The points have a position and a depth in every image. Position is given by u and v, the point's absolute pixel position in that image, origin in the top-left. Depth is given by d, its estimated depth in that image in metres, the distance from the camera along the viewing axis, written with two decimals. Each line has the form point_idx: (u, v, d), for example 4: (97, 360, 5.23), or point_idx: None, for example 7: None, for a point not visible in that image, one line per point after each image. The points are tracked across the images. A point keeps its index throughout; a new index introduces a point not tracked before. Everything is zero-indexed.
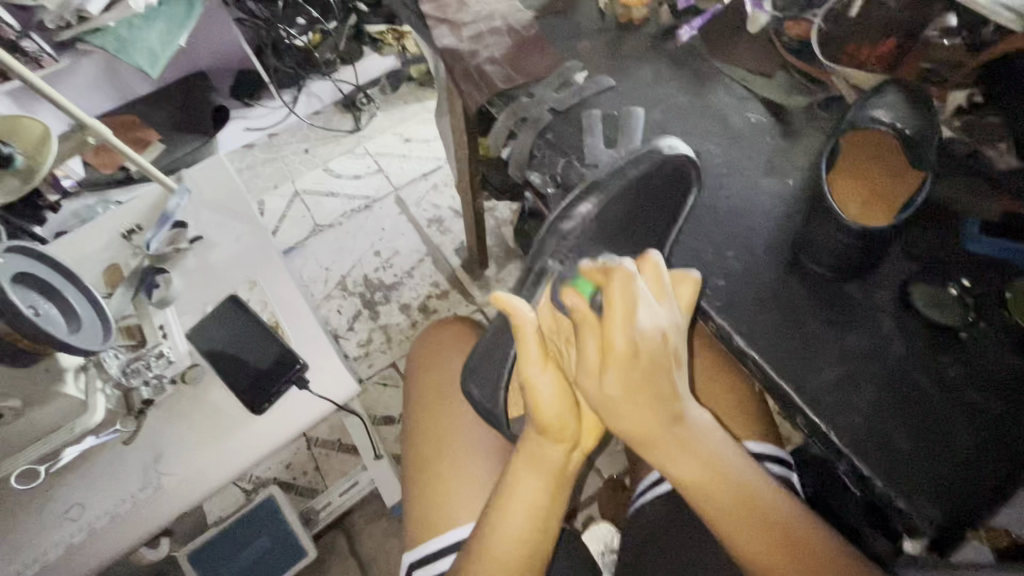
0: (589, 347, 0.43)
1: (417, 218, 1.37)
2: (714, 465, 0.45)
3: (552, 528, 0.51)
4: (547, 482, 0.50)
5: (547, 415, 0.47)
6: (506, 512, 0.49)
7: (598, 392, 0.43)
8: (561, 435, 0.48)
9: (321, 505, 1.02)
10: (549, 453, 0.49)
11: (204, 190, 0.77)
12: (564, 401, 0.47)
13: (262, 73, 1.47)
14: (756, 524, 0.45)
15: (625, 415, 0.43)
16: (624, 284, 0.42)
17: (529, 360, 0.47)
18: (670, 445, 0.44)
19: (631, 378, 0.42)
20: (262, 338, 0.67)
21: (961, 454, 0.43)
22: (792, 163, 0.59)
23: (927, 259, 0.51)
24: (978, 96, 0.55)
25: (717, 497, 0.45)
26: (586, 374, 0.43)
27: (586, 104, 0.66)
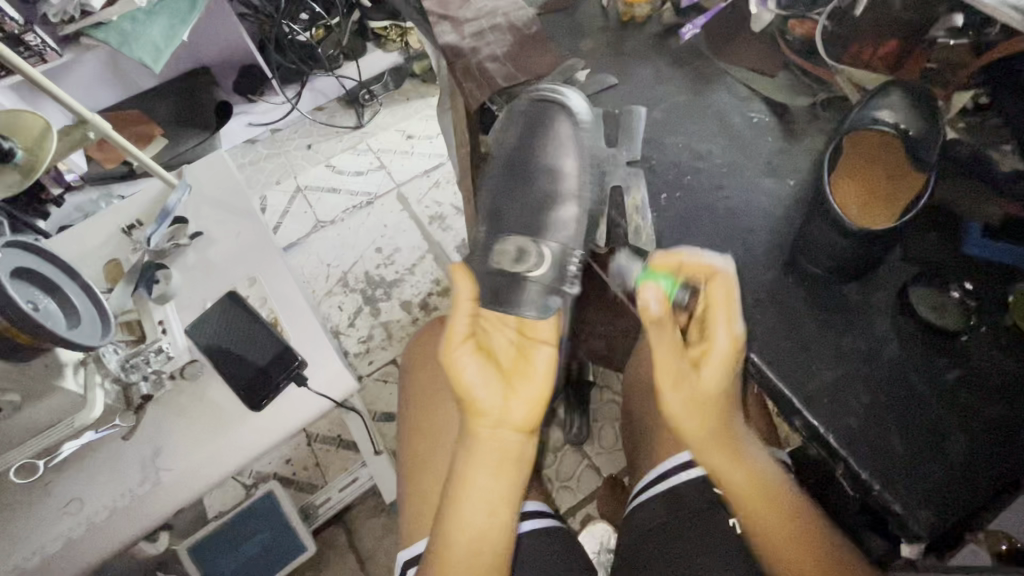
0: (666, 351, 0.46)
1: (419, 215, 1.37)
2: (748, 472, 0.50)
3: (509, 509, 0.52)
4: (490, 469, 0.51)
5: (471, 387, 0.50)
6: (457, 501, 0.51)
7: (694, 391, 0.47)
8: (487, 416, 0.50)
9: (320, 501, 1.02)
10: (481, 436, 0.50)
11: (204, 186, 0.76)
12: (487, 378, 0.50)
13: (265, 68, 1.46)
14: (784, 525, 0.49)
15: (701, 414, 0.47)
16: (720, 286, 0.47)
17: (457, 331, 0.52)
18: (727, 442, 0.49)
19: (729, 378, 0.46)
20: (261, 334, 0.66)
21: (957, 459, 0.42)
22: (794, 163, 0.59)
23: (926, 261, 0.50)
24: (982, 97, 0.55)
25: (755, 495, 0.50)
26: (683, 376, 0.47)
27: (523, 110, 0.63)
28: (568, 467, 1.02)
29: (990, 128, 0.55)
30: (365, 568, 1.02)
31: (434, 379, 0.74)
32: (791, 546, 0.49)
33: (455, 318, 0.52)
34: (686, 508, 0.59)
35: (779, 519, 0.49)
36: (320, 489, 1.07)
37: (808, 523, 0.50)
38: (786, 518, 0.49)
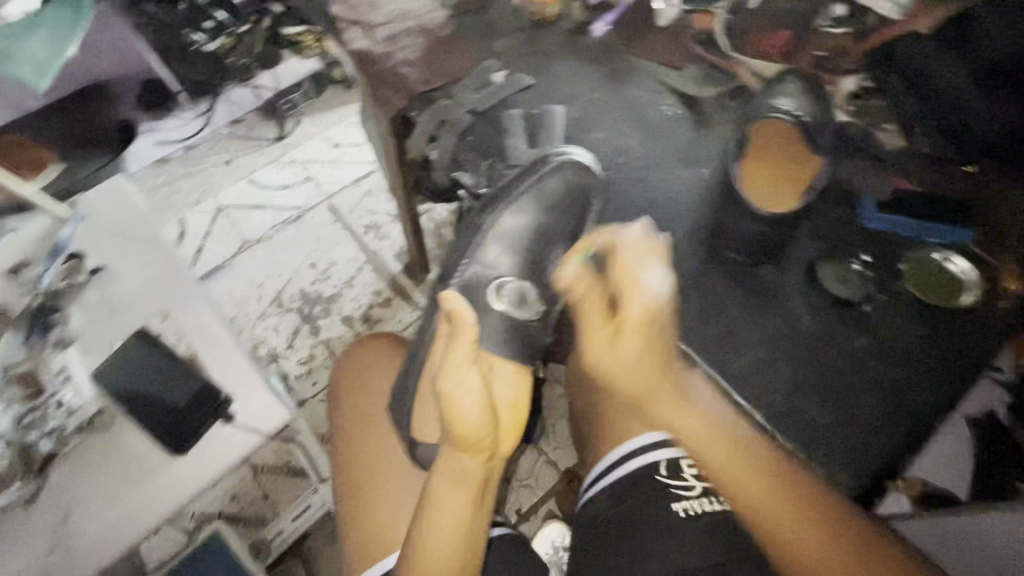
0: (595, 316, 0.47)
1: (353, 225, 1.33)
2: (730, 448, 0.44)
3: (481, 534, 0.52)
4: (467, 496, 0.51)
5: (461, 416, 0.49)
6: (432, 531, 0.50)
7: (611, 355, 0.45)
8: (480, 443, 0.50)
9: (272, 534, 0.99)
10: (467, 462, 0.51)
11: (102, 215, 0.69)
12: (479, 405, 0.49)
13: (171, 82, 1.37)
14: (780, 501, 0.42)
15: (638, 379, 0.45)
16: (623, 255, 0.48)
17: (456, 364, 0.50)
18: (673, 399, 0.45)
19: (649, 336, 0.44)
20: (176, 372, 0.60)
21: (869, 422, 0.46)
22: (706, 153, 0.61)
23: (830, 239, 0.53)
24: (866, 82, 0.59)
25: (721, 457, 0.44)
26: (601, 341, 0.46)
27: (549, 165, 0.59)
28: (525, 466, 1.02)
29: (874, 111, 0.58)
30: None
31: (369, 400, 0.72)
32: (796, 517, 0.42)
33: (458, 346, 0.51)
34: (639, 495, 0.55)
35: (774, 485, 0.43)
36: (271, 521, 1.01)
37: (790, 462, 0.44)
38: (783, 485, 0.43)
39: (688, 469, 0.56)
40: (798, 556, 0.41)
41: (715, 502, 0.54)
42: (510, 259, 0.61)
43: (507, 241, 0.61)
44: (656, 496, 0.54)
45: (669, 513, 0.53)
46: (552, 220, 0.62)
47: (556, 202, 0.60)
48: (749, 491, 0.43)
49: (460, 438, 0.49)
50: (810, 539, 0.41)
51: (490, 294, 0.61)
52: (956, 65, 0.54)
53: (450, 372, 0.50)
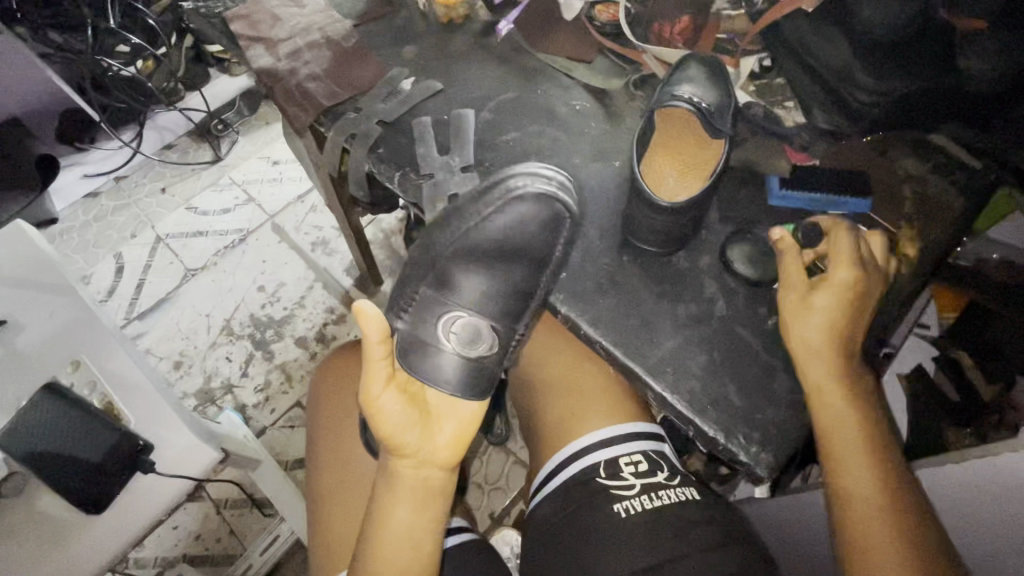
0: (793, 274, 0.48)
1: (299, 243, 1.29)
2: (854, 403, 0.44)
3: (434, 542, 0.50)
4: (412, 503, 0.50)
5: (388, 425, 0.49)
6: (377, 542, 0.48)
7: (809, 340, 0.45)
8: (409, 450, 0.50)
9: (240, 569, 0.95)
10: (399, 471, 0.50)
11: (2, 264, 0.64)
12: (406, 413, 0.50)
13: (91, 110, 1.30)
14: (863, 457, 0.43)
15: (819, 331, 0.45)
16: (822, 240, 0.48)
17: (375, 379, 0.49)
18: (833, 365, 0.44)
19: (843, 311, 0.45)
20: (92, 428, 0.56)
21: (783, 397, 0.46)
22: (618, 145, 0.61)
23: (738, 219, 0.54)
24: (766, 61, 0.61)
25: (840, 457, 0.43)
26: (795, 301, 0.47)
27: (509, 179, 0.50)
28: (495, 469, 1.02)
29: (776, 88, 0.60)
30: None
31: (334, 418, 0.70)
32: (862, 516, 0.42)
33: (372, 365, 0.49)
34: (576, 497, 0.54)
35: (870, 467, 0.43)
36: (238, 556, 0.99)
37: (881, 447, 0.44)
38: (869, 471, 0.43)
39: (626, 468, 0.55)
40: (853, 524, 0.42)
41: (655, 499, 0.53)
42: (468, 288, 0.52)
43: (465, 268, 0.52)
44: (591, 499, 0.53)
45: (608, 515, 0.52)
46: (520, 246, 0.51)
47: (525, 226, 0.50)
48: (842, 448, 0.43)
49: (392, 445, 0.50)
50: (880, 537, 0.41)
51: (439, 331, 0.52)
52: (838, 39, 0.55)
53: (370, 389, 0.49)
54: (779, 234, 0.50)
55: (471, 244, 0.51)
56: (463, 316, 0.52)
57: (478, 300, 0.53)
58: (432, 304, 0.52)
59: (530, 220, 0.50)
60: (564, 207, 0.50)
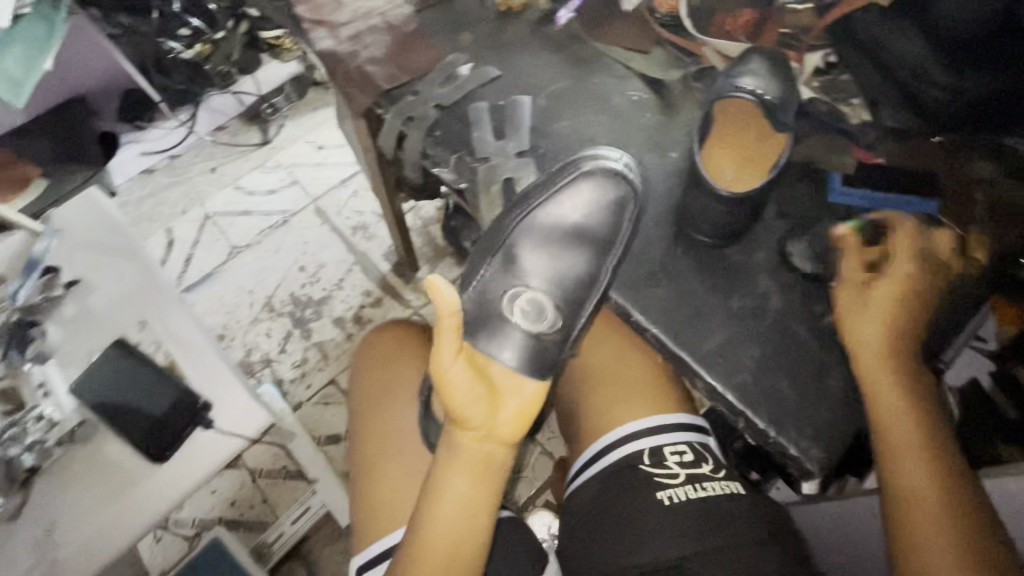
0: (851, 270, 0.48)
1: (340, 227, 1.32)
2: (913, 397, 0.43)
3: (489, 516, 0.50)
4: (470, 473, 0.50)
5: (456, 396, 0.49)
6: (434, 512, 0.48)
7: (868, 335, 0.45)
8: (471, 421, 0.50)
9: (273, 538, 0.99)
10: (461, 441, 0.50)
11: (76, 227, 0.68)
12: (472, 388, 0.50)
13: (150, 91, 1.36)
14: (921, 454, 0.42)
15: (871, 322, 0.45)
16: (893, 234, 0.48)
17: (444, 347, 0.49)
18: (893, 358, 0.44)
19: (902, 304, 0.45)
20: (157, 381, 0.59)
21: (839, 395, 0.46)
22: (674, 136, 0.61)
23: (799, 215, 0.53)
24: (831, 57, 0.59)
25: (897, 451, 0.42)
26: (856, 290, 0.46)
27: (576, 166, 0.55)
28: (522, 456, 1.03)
29: (842, 85, 0.58)
30: None
31: (381, 389, 0.71)
32: (919, 513, 0.40)
33: (442, 339, 0.49)
34: (620, 482, 0.56)
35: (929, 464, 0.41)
36: (271, 525, 1.02)
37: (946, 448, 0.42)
38: (930, 468, 0.41)
39: (671, 457, 0.56)
40: (908, 520, 0.40)
41: (699, 489, 0.54)
42: (534, 265, 0.55)
43: (530, 245, 0.55)
44: (637, 483, 0.55)
45: (651, 501, 0.53)
46: (581, 231, 0.55)
47: (587, 213, 0.55)
48: (900, 444, 0.42)
49: (456, 416, 0.50)
50: (940, 535, 0.39)
51: (503, 302, 0.54)
52: (910, 31, 0.53)
53: (440, 360, 0.49)
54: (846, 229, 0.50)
55: (539, 227, 0.55)
56: (525, 290, 0.54)
57: (540, 275, 0.55)
58: (500, 278, 0.55)
59: (591, 206, 0.54)
60: (625, 190, 0.54)
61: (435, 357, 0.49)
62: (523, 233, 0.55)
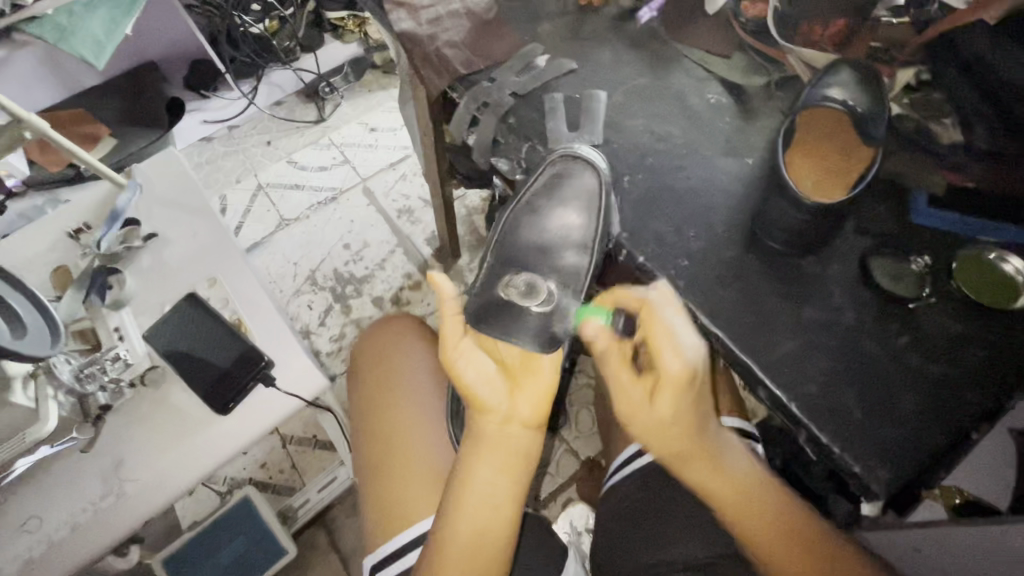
0: (623, 377, 0.50)
1: (386, 209, 1.33)
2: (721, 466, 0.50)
3: (512, 502, 0.52)
4: (497, 460, 0.51)
5: (470, 383, 0.52)
6: (463, 494, 0.51)
7: (653, 415, 0.48)
8: (492, 406, 0.51)
9: (298, 503, 0.96)
10: (485, 427, 0.52)
11: (155, 185, 0.72)
12: (486, 376, 0.52)
13: (219, 63, 1.37)
14: (748, 508, 0.49)
15: (665, 436, 0.49)
16: (650, 316, 0.49)
17: (452, 343, 0.53)
18: (695, 438, 0.49)
19: (685, 393, 0.48)
20: (223, 336, 0.64)
21: (909, 418, 0.45)
22: (750, 143, 0.60)
23: (880, 232, 0.52)
24: (925, 74, 0.57)
25: (737, 506, 0.49)
26: (636, 401, 0.49)
27: (553, 163, 0.61)
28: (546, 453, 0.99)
29: (933, 104, 0.56)
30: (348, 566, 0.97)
31: (392, 378, 0.73)
32: (783, 548, 0.48)
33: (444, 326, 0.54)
34: (662, 481, 0.59)
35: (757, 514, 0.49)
36: (297, 490, 1.01)
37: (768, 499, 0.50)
38: (763, 515, 0.49)
39: None
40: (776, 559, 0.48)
41: None
42: (527, 252, 0.63)
43: (523, 238, 0.63)
44: (680, 484, 0.59)
45: (694, 502, 0.57)
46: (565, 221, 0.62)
47: (568, 199, 0.61)
48: (723, 501, 0.49)
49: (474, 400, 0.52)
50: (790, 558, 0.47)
51: (500, 288, 0.59)
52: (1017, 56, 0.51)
53: (448, 345, 0.53)
54: (592, 332, 0.53)
55: (529, 223, 0.63)
56: (524, 271, 0.61)
57: (534, 260, 0.62)
58: (502, 265, 0.63)
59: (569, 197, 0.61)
60: (597, 173, 0.59)
61: (444, 347, 0.53)
62: (513, 228, 0.63)
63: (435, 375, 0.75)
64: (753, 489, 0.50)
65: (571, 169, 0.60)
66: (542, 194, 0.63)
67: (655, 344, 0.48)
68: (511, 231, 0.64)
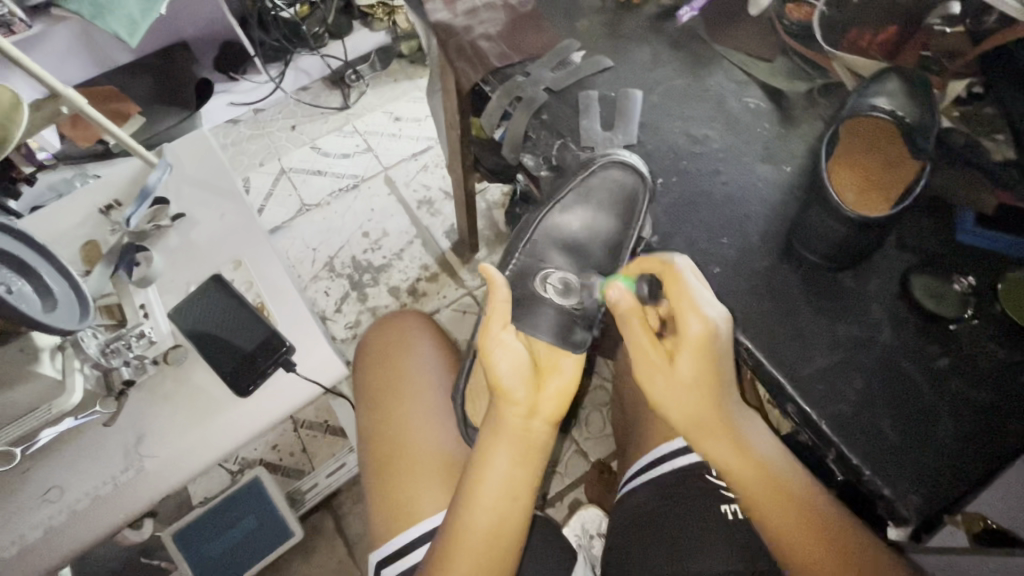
0: (643, 340, 0.49)
1: (406, 199, 1.33)
2: (743, 445, 0.49)
3: (525, 498, 0.51)
4: (512, 453, 0.51)
5: (502, 374, 0.52)
6: (477, 488, 0.50)
7: (672, 378, 0.48)
8: (514, 397, 0.51)
9: (307, 486, 0.97)
10: (505, 420, 0.51)
11: (186, 166, 0.73)
12: (517, 367, 0.53)
13: (249, 47, 1.37)
14: (774, 499, 0.48)
15: (685, 403, 0.47)
16: (679, 281, 0.48)
17: (493, 323, 0.55)
18: (718, 412, 0.48)
19: (709, 360, 0.47)
20: (247, 319, 0.65)
21: (946, 445, 0.43)
22: (790, 150, 0.58)
23: (922, 249, 0.51)
24: (977, 87, 0.55)
25: (762, 492, 0.48)
26: (658, 368, 0.48)
27: (596, 164, 0.59)
28: (557, 452, 0.99)
29: (986, 118, 0.55)
30: (353, 554, 0.96)
31: (399, 374, 0.73)
32: (815, 546, 0.46)
33: (493, 307, 0.55)
34: (679, 492, 0.58)
35: (786, 509, 0.48)
36: (307, 474, 0.99)
37: (802, 498, 0.49)
38: (794, 507, 0.48)
39: None
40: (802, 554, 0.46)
41: None
42: (557, 251, 0.64)
43: (556, 239, 0.63)
44: (699, 494, 0.58)
45: (715, 513, 0.56)
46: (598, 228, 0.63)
47: (604, 205, 0.61)
48: (750, 484, 0.48)
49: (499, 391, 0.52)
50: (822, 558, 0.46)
51: (537, 284, 0.61)
52: None
53: (491, 329, 0.54)
54: (615, 295, 0.51)
55: (562, 223, 0.63)
56: (556, 271, 0.63)
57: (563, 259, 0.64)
58: (533, 261, 0.63)
59: (608, 202, 0.60)
60: (640, 181, 0.58)
61: (484, 327, 0.55)
62: (546, 225, 0.63)
63: (444, 372, 0.74)
64: (783, 478, 0.49)
65: (608, 168, 0.59)
66: (580, 196, 0.62)
67: (677, 305, 0.47)
68: (545, 230, 0.63)
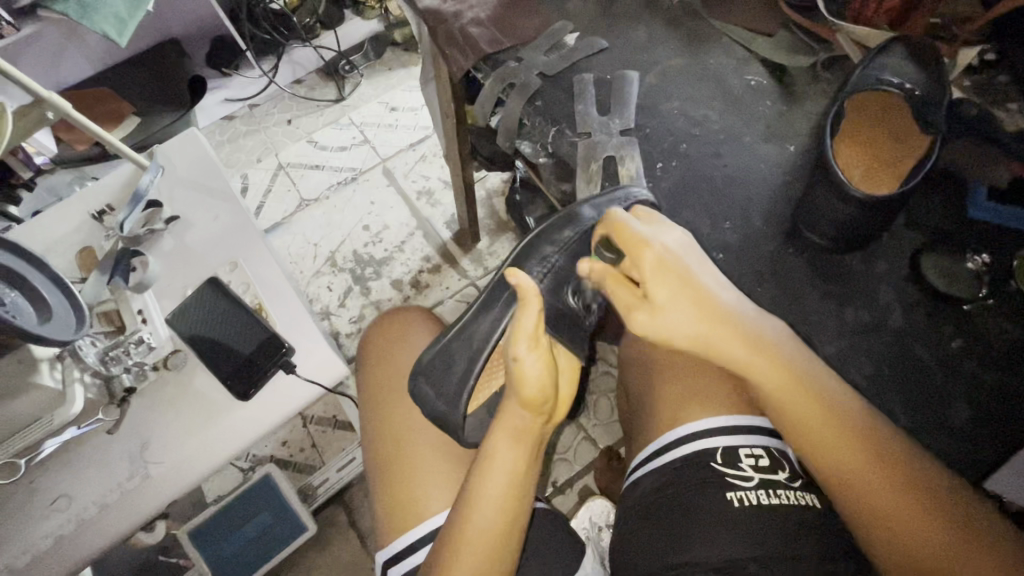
0: (619, 293, 0.47)
1: (406, 190, 1.32)
2: (766, 350, 0.45)
3: (529, 494, 0.52)
4: (518, 449, 0.51)
5: (530, 383, 0.50)
6: (480, 488, 0.50)
7: (654, 312, 0.45)
8: (543, 403, 0.51)
9: (318, 482, 0.95)
10: (521, 418, 0.52)
11: (177, 166, 0.72)
12: (545, 369, 0.51)
13: (240, 40, 1.35)
14: (812, 407, 0.44)
15: (676, 326, 0.45)
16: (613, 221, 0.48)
17: (522, 335, 0.50)
18: (731, 328, 0.45)
19: (677, 282, 0.45)
20: (244, 322, 0.65)
21: (959, 425, 0.45)
22: (793, 129, 0.57)
23: (932, 227, 0.51)
24: (989, 53, 0.53)
25: (788, 392, 0.44)
26: (636, 308, 0.45)
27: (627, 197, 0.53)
28: (565, 439, 0.98)
29: (996, 86, 0.52)
30: (367, 544, 0.97)
31: (394, 369, 0.72)
32: (857, 461, 0.43)
33: (524, 314, 0.50)
34: (686, 483, 0.57)
35: (824, 414, 0.44)
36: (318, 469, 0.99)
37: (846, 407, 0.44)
38: (837, 418, 0.44)
39: (746, 459, 0.57)
40: (849, 470, 0.43)
41: (771, 496, 0.55)
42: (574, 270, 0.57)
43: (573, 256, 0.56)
44: (708, 480, 0.56)
45: (724, 503, 0.55)
46: None
47: None
48: (782, 387, 0.44)
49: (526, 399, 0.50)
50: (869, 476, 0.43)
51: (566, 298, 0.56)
52: None
53: (519, 341, 0.50)
54: (587, 270, 0.49)
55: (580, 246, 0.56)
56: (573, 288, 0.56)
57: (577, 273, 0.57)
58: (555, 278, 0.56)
59: None
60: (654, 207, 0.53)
61: (512, 340, 0.50)
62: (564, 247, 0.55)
63: None
64: (827, 386, 0.45)
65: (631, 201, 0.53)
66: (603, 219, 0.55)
67: (626, 244, 0.46)
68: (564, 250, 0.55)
